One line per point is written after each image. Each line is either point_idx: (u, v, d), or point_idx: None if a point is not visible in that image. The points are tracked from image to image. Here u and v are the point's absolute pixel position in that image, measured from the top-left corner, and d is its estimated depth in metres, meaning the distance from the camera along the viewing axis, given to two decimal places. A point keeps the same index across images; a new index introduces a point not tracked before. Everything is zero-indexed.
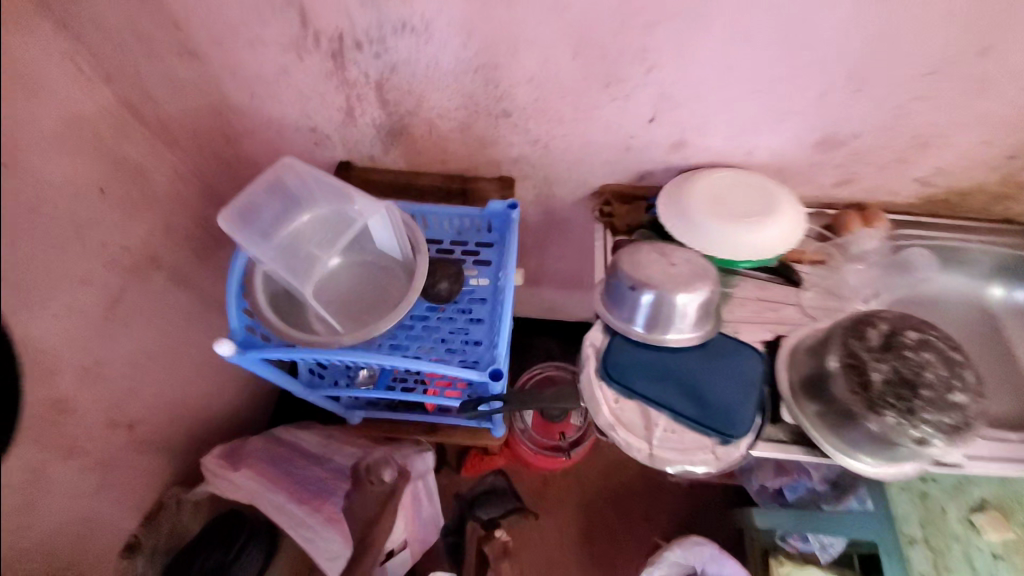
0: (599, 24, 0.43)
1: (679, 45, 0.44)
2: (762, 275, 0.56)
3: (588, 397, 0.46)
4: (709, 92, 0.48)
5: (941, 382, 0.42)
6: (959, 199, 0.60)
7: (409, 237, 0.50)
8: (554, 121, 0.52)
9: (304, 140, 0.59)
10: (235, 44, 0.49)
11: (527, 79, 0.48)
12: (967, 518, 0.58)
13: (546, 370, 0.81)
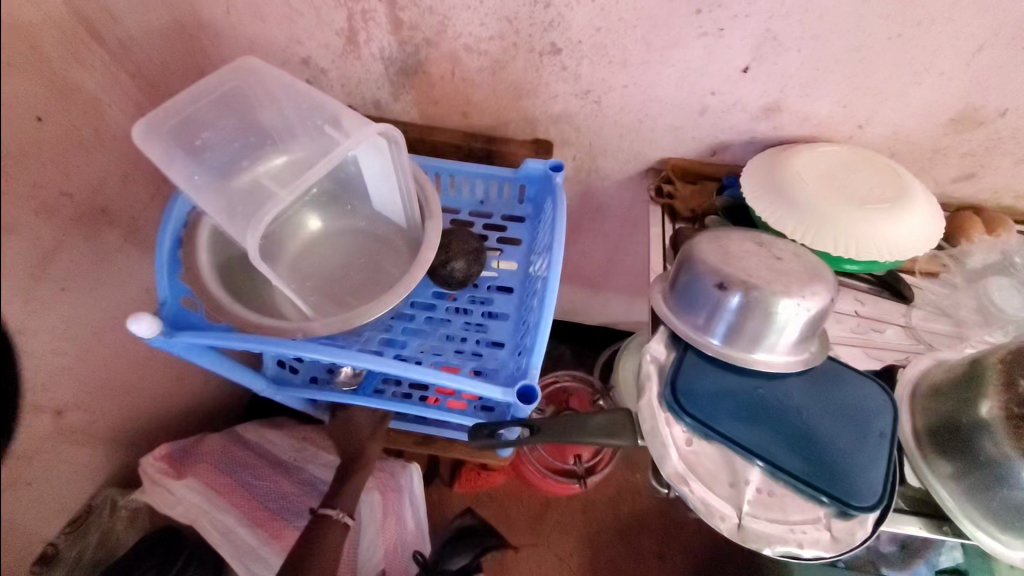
0: None
1: None
2: (859, 285, 0.44)
3: (648, 435, 0.35)
4: (828, 38, 0.37)
5: None
6: None
7: (421, 201, 0.39)
8: (614, 65, 0.40)
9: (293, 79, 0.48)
10: None
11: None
12: None
13: (562, 379, 0.70)
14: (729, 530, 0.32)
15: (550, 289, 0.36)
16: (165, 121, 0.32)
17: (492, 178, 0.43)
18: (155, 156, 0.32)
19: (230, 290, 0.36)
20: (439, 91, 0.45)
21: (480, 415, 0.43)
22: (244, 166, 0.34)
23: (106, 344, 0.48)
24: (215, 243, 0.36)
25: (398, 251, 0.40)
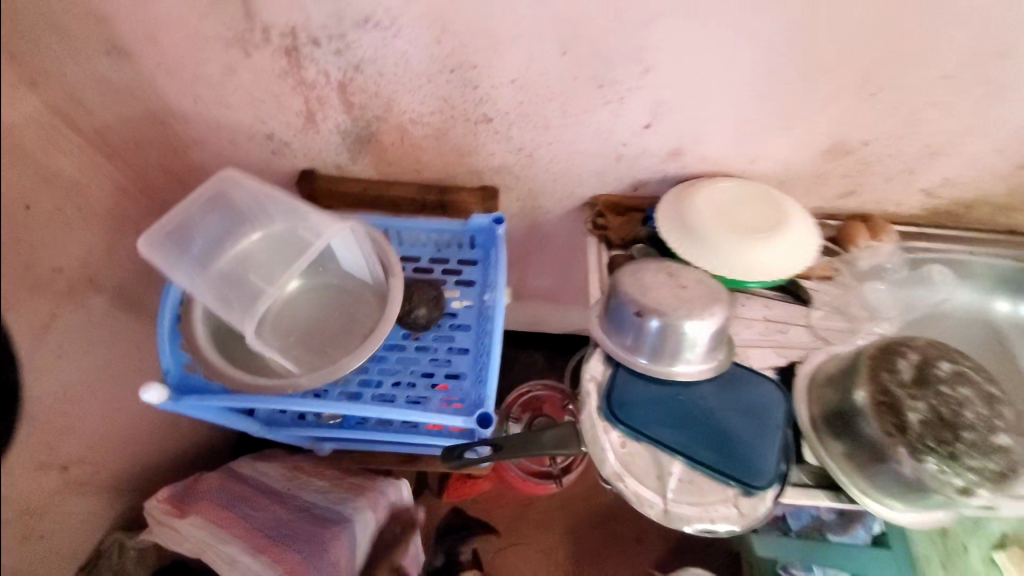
0: (585, 20, 0.38)
1: (676, 43, 0.40)
2: (770, 293, 0.52)
3: (590, 442, 0.42)
4: (706, 100, 0.44)
5: (980, 421, 0.38)
6: (963, 210, 0.56)
7: (382, 260, 0.45)
8: (539, 129, 0.47)
9: (260, 151, 0.53)
10: (174, 39, 0.42)
11: (510, 81, 0.43)
12: (989, 556, 0.54)
13: (531, 390, 0.76)
14: (657, 515, 0.39)
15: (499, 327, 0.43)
16: (160, 228, 0.39)
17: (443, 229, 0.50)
18: (152, 259, 0.38)
19: (225, 355, 0.42)
20: (391, 153, 0.51)
21: (454, 434, 0.49)
22: (227, 249, 0.41)
23: (104, 404, 0.52)
24: (207, 314, 0.42)
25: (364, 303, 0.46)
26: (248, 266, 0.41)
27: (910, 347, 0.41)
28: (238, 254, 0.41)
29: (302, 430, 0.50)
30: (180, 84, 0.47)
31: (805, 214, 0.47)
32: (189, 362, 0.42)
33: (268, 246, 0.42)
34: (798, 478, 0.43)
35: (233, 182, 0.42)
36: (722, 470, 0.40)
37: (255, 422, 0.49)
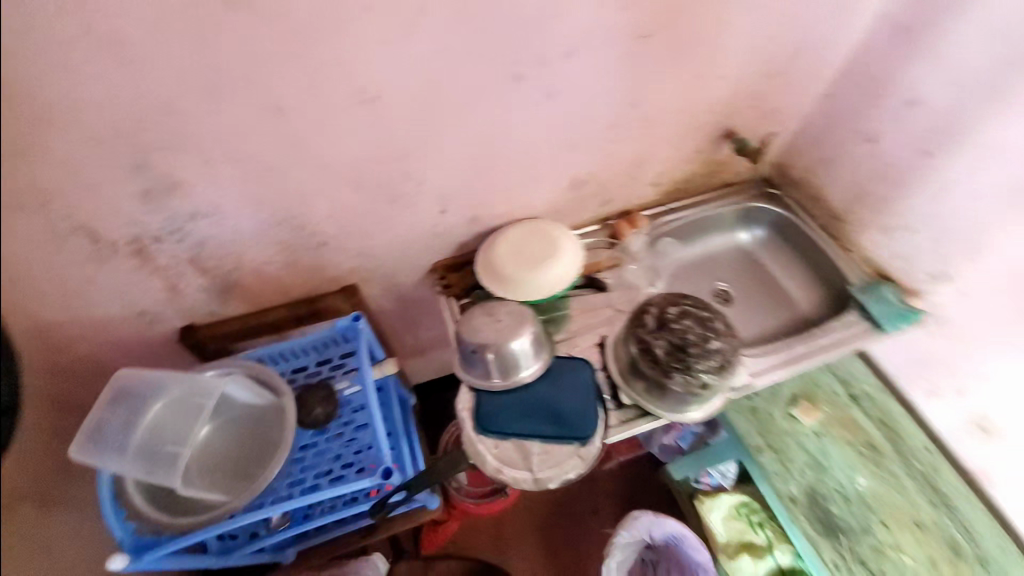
0: (359, 152, 0.90)
1: (421, 159, 0.95)
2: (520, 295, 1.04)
3: (474, 454, 0.87)
4: (431, 165, 0.97)
5: (702, 336, 0.93)
6: (579, 201, 1.19)
7: (274, 387, 0.91)
8: (363, 240, 1.05)
9: (110, 302, 0.93)
10: (99, 207, 0.80)
11: (326, 216, 0.98)
12: (789, 413, 1.21)
13: (460, 398, 0.98)
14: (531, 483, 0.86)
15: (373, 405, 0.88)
16: (82, 445, 0.76)
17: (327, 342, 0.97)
18: (90, 462, 0.75)
19: (171, 511, 0.81)
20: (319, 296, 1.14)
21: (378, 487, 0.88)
22: (137, 437, 0.79)
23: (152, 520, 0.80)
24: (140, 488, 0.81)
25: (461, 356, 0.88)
26: (153, 443, 0.79)
27: (650, 305, 0.98)
28: (144, 433, 0.79)
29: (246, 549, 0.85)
30: (104, 189, 0.79)
31: (570, 232, 1.10)
32: (136, 532, 0.78)
33: (164, 415, 0.82)
34: (587, 450, 0.88)
35: (122, 390, 0.81)
36: (566, 437, 0.88)
37: (205, 559, 0.82)
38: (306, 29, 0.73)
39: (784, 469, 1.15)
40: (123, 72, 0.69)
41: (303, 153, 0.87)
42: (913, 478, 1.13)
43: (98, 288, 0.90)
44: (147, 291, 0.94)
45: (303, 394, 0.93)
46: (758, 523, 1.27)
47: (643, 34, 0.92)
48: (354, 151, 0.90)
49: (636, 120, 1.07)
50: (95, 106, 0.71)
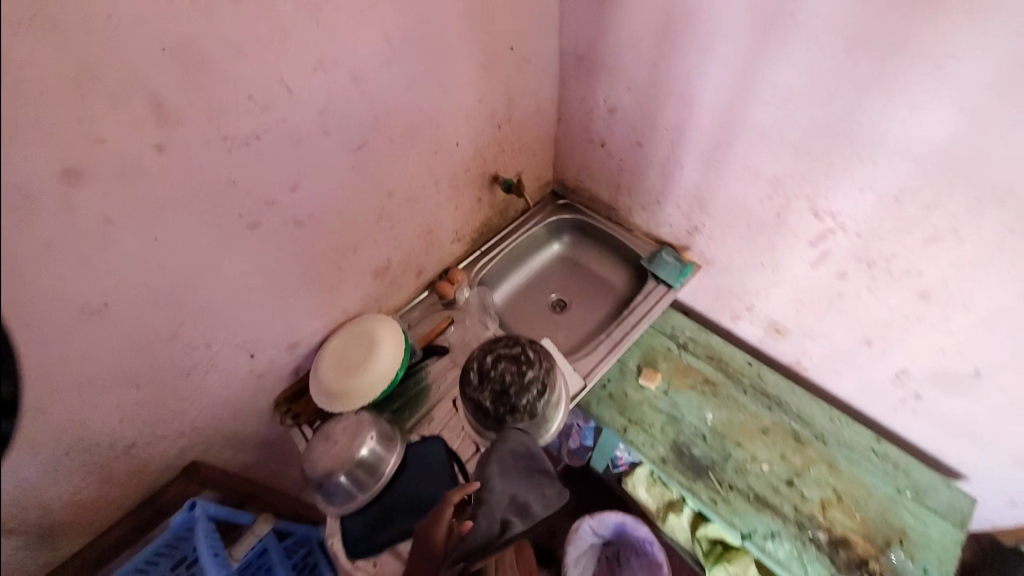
0: (200, 218, 0.71)
1: (354, 240, 0.96)
2: (430, 359, 1.12)
3: None
4: (339, 286, 1.00)
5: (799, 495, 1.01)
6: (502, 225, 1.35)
7: (394, 568, 0.81)
8: (247, 319, 0.87)
9: (178, 408, 0.87)
10: (81, 419, 0.74)
11: (224, 340, 0.86)
12: (830, 417, 1.11)
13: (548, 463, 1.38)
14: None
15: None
16: None
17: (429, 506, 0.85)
18: None
19: None
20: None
21: None
22: None
23: None
24: None
25: (511, 422, 0.87)
26: None
27: (642, 295, 1.22)
28: None
29: None
30: (127, 297, 0.69)
31: (640, 291, 1.23)
32: None
33: None
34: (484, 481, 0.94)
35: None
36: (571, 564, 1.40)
37: None
38: (380, 123, 0.85)
39: (859, 521, 0.98)
40: (168, 158, 0.63)
41: (104, 256, 0.63)
42: (869, 453, 1.06)
43: (144, 398, 0.80)
44: (210, 387, 0.90)
45: None
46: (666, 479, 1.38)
47: (508, 48, 0.99)
48: (92, 350, 0.69)
49: (679, 147, 1.04)
50: (76, 192, 0.58)
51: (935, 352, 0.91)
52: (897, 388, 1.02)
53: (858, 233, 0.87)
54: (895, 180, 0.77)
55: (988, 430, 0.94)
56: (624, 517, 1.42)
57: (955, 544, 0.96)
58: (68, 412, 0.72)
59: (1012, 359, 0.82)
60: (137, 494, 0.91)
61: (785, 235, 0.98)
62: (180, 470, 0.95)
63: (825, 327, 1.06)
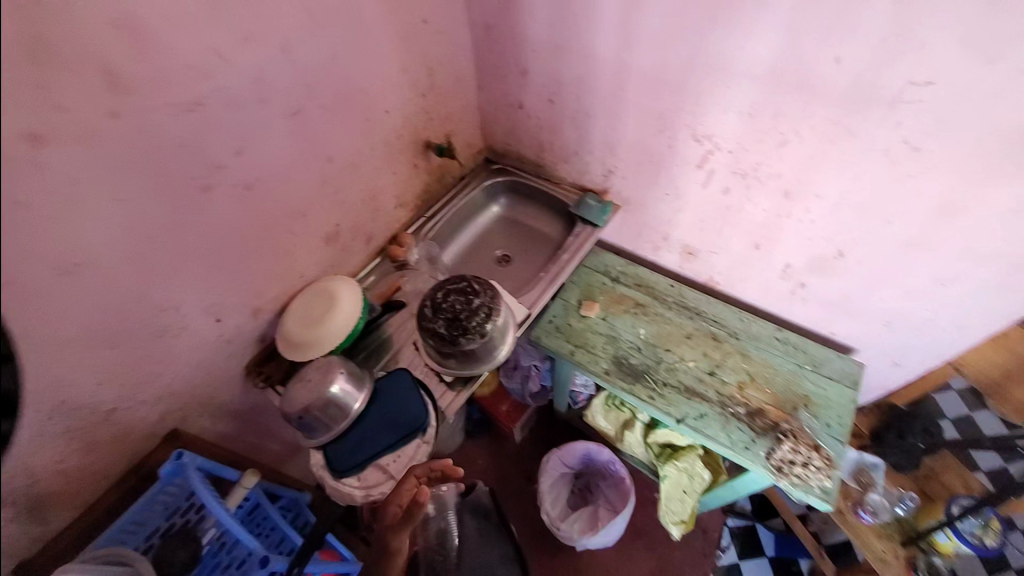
0: (158, 180, 0.78)
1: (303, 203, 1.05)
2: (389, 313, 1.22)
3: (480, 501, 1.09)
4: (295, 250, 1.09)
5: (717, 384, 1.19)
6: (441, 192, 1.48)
7: (377, 480, 0.90)
8: (211, 282, 0.95)
9: (154, 371, 0.92)
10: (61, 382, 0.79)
11: (191, 303, 0.92)
12: (739, 316, 1.31)
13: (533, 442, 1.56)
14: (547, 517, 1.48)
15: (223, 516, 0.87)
16: None
17: (402, 424, 0.94)
18: None
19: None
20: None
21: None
22: None
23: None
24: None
25: (464, 342, 0.99)
26: None
27: (572, 237, 1.38)
28: None
29: None
30: (95, 257, 0.75)
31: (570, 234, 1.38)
32: None
33: None
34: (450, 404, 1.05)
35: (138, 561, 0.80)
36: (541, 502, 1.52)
37: None
38: (312, 91, 0.95)
39: (771, 393, 1.16)
40: (123, 122, 0.71)
41: (71, 215, 0.70)
42: (777, 340, 1.25)
43: (119, 361, 0.86)
44: (181, 352, 0.96)
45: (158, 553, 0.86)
46: (619, 402, 1.54)
47: (421, 22, 1.12)
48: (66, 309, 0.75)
49: (582, 98, 1.20)
50: (43, 151, 0.65)
51: (806, 241, 1.10)
52: (785, 281, 1.21)
53: (730, 150, 1.05)
54: (746, 98, 0.95)
55: (860, 302, 1.13)
56: (590, 445, 1.56)
57: (850, 401, 1.14)
58: (49, 374, 0.77)
59: (859, 233, 1.01)
60: (122, 462, 0.95)
61: (679, 163, 1.16)
62: (162, 439, 1.00)
63: (724, 240, 1.24)
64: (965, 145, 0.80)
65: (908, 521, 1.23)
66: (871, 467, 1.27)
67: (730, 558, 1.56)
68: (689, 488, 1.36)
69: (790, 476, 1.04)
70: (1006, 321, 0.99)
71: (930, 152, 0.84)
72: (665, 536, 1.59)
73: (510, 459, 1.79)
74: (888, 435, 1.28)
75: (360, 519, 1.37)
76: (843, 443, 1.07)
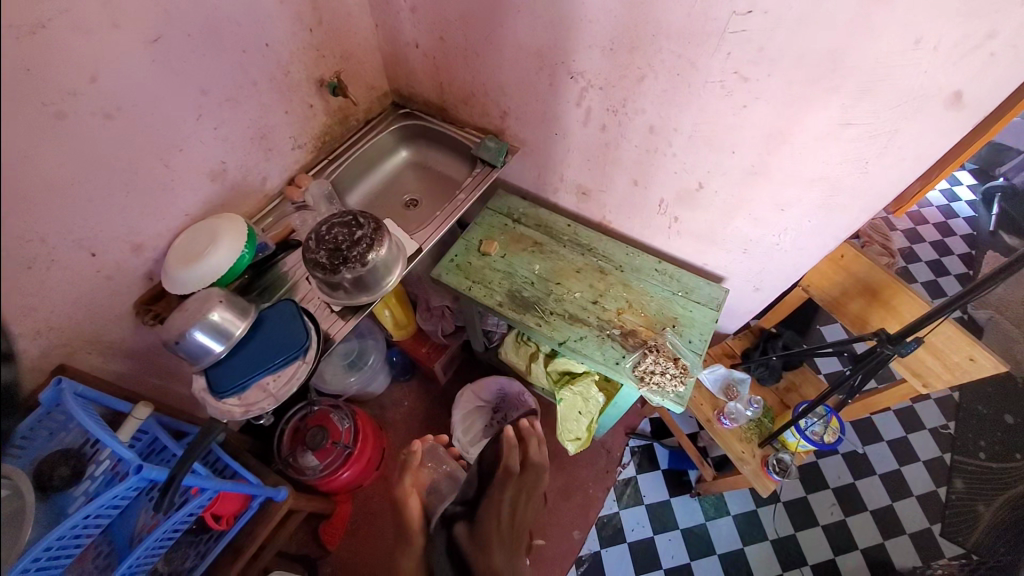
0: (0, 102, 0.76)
1: (180, 137, 1.05)
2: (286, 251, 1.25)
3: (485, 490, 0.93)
4: (177, 186, 1.09)
5: (599, 310, 1.30)
6: (343, 136, 1.48)
7: (257, 398, 0.96)
8: (81, 215, 0.94)
9: (29, 305, 0.91)
10: None
11: (62, 235, 0.92)
12: (626, 251, 1.42)
13: (464, 398, 1.70)
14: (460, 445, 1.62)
15: (97, 434, 0.88)
16: None
17: (285, 348, 1.00)
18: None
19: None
20: (409, 507, 0.88)
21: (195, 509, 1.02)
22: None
23: None
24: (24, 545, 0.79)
25: (345, 270, 1.04)
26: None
27: (471, 178, 1.43)
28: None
29: (81, 540, 0.84)
30: None
31: (471, 177, 1.43)
32: None
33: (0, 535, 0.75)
34: (340, 331, 1.12)
35: (19, 479, 0.81)
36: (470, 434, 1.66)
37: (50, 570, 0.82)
38: (173, 17, 0.93)
39: (644, 317, 1.28)
40: None
41: None
42: (655, 271, 1.37)
43: None
44: (59, 285, 0.95)
45: (38, 467, 0.88)
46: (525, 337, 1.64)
47: None
48: None
49: (469, 36, 1.22)
50: None
51: (672, 175, 1.19)
52: (662, 216, 1.32)
53: (600, 86, 1.11)
54: (607, 33, 1.00)
55: (722, 231, 1.24)
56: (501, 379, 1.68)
57: (710, 321, 1.28)
58: None
59: (712, 165, 1.10)
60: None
61: (561, 101, 1.21)
62: (46, 373, 0.99)
63: (610, 179, 1.32)
64: (779, 79, 0.89)
65: (765, 424, 1.38)
66: (738, 382, 1.38)
67: (629, 472, 1.75)
68: (584, 409, 1.50)
69: (650, 385, 1.18)
70: (836, 242, 1.12)
71: (757, 81, 0.91)
72: (571, 456, 1.77)
73: (433, 399, 1.89)
74: (754, 353, 1.46)
75: (277, 453, 1.46)
76: (700, 354, 1.22)
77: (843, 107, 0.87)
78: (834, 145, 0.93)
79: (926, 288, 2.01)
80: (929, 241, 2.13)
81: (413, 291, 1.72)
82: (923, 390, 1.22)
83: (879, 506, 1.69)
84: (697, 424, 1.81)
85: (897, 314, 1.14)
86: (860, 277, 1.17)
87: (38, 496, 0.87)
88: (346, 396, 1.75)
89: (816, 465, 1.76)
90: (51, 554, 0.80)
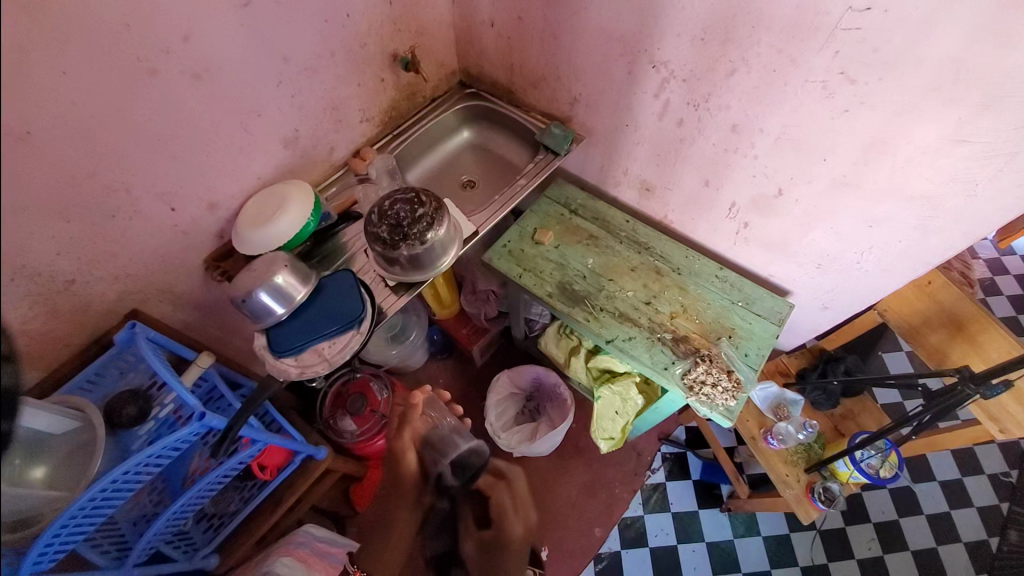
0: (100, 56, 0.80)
1: (260, 102, 1.07)
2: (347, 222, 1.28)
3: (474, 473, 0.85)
4: (252, 149, 1.12)
5: (651, 311, 1.26)
6: (409, 112, 1.48)
7: (312, 362, 0.99)
8: (163, 171, 0.98)
9: (111, 251, 0.96)
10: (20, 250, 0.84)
11: (146, 188, 0.96)
12: (685, 253, 1.36)
13: (499, 382, 1.69)
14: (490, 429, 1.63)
15: (165, 376, 0.93)
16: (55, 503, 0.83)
17: (341, 317, 1.02)
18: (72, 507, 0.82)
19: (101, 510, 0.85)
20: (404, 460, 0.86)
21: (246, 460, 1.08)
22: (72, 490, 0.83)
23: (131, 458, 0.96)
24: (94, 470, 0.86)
25: (404, 248, 1.05)
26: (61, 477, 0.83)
27: (533, 163, 1.40)
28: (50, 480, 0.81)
29: (142, 476, 0.89)
30: (47, 130, 0.79)
31: (532, 163, 1.40)
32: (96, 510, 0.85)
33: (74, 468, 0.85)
34: (393, 305, 1.15)
35: (91, 414, 0.89)
36: (501, 419, 1.66)
37: (114, 500, 0.86)
38: None
39: (698, 324, 1.23)
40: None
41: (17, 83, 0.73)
42: (715, 278, 1.31)
43: (76, 237, 0.90)
44: (140, 235, 1.00)
45: (110, 403, 0.94)
46: (568, 330, 1.62)
47: None
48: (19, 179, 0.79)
49: (548, 16, 1.18)
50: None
51: (749, 179, 1.12)
52: (731, 221, 1.25)
53: (684, 78, 1.05)
54: (701, 23, 0.94)
55: (796, 243, 1.16)
56: (539, 369, 1.66)
57: (770, 336, 1.21)
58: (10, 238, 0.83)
59: (795, 172, 1.03)
60: (85, 334, 1.01)
61: (638, 91, 1.15)
62: (123, 316, 1.05)
63: (677, 176, 1.26)
64: (895, 84, 0.80)
65: (814, 450, 1.31)
66: (789, 403, 1.33)
67: (658, 478, 1.71)
68: (621, 410, 1.47)
69: (698, 396, 1.14)
70: (926, 268, 1.03)
71: (865, 85, 0.83)
72: (601, 454, 1.75)
73: (468, 380, 1.90)
74: (812, 375, 1.38)
75: (319, 414, 1.52)
76: (756, 370, 1.17)
77: (958, 122, 0.79)
78: (942, 163, 0.85)
79: (1006, 324, 1.84)
80: (1015, 273, 1.94)
81: (461, 272, 1.73)
82: (998, 437, 1.12)
83: (923, 548, 1.58)
84: (735, 439, 1.75)
85: (983, 353, 1.05)
86: (947, 308, 1.08)
87: (107, 432, 0.94)
88: (386, 366, 1.79)
89: (858, 497, 1.67)
90: (114, 487, 0.84)
